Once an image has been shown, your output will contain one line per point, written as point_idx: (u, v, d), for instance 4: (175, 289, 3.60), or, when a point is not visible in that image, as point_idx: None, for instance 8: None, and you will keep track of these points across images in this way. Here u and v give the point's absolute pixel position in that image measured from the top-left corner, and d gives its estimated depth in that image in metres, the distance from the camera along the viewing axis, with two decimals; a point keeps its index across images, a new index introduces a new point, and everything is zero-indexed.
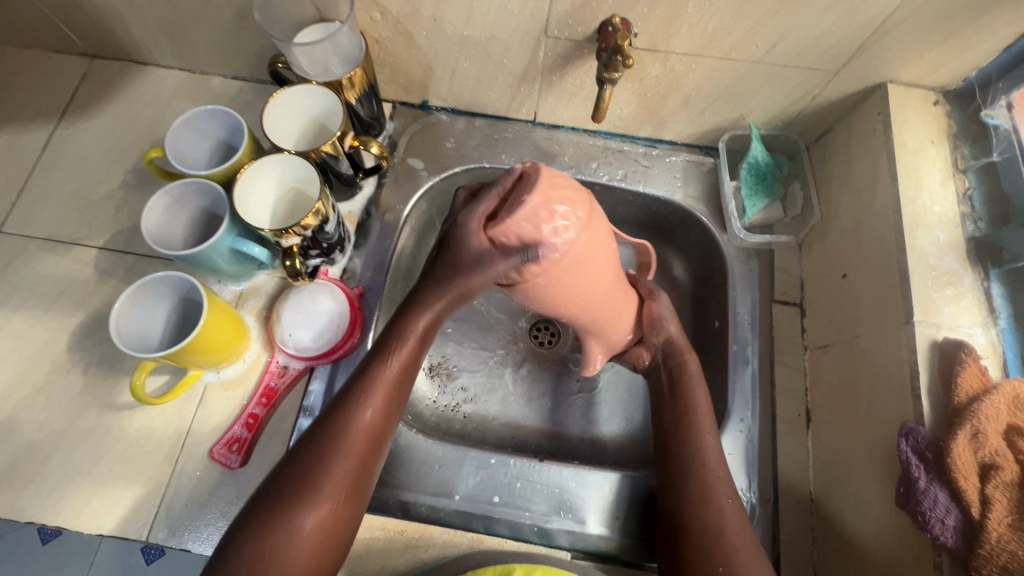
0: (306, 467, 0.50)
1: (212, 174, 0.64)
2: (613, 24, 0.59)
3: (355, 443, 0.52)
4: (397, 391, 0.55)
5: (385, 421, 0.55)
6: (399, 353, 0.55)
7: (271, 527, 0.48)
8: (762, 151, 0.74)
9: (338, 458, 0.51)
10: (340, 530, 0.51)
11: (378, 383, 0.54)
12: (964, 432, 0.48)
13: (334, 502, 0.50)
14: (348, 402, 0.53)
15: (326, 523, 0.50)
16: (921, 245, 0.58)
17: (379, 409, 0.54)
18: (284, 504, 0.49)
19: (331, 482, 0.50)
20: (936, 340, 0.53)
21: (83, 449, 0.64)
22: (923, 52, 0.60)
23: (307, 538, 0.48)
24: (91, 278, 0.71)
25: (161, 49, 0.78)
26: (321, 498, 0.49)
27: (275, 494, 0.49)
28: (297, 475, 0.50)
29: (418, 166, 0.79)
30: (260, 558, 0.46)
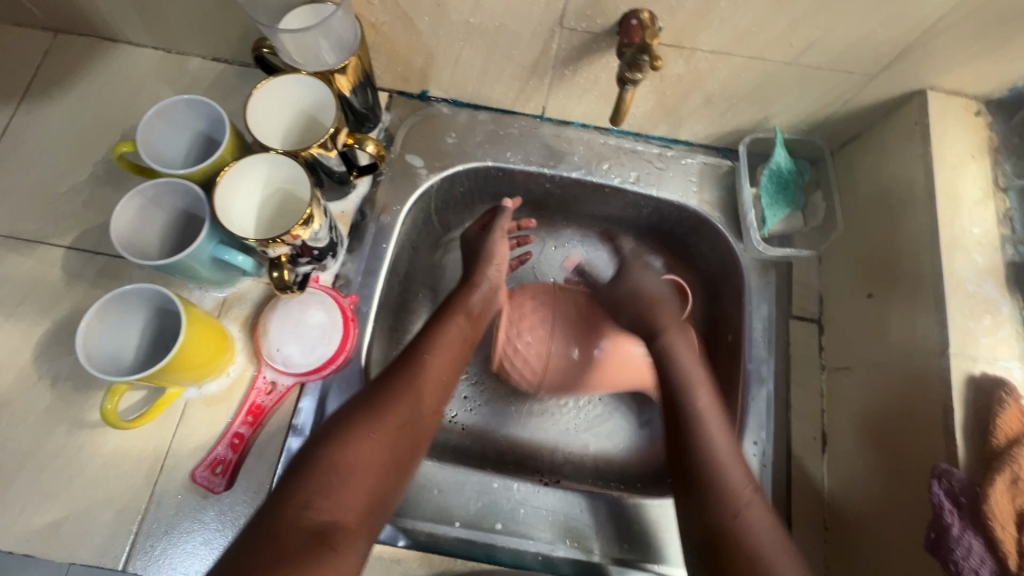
0: (374, 397, 0.55)
1: (190, 173, 0.58)
2: (641, 19, 0.54)
3: (420, 384, 0.57)
4: (459, 350, 0.62)
5: (448, 372, 0.60)
6: (455, 320, 0.63)
7: (332, 443, 0.51)
8: (785, 157, 0.69)
9: (404, 393, 0.56)
10: (400, 462, 0.53)
11: (442, 339, 0.62)
12: (1002, 478, 0.46)
13: (396, 431, 0.54)
14: (411, 355, 0.60)
15: (388, 449, 0.53)
16: (958, 270, 0.55)
17: (441, 358, 0.60)
18: (350, 425, 0.53)
19: (395, 412, 0.54)
20: (972, 375, 0.51)
21: (53, 470, 0.59)
22: (971, 58, 0.56)
23: (371, 460, 0.51)
24: (57, 281, 0.65)
25: (132, 25, 0.71)
26: (385, 424, 0.53)
27: (340, 418, 0.54)
28: (365, 403, 0.55)
29: (417, 163, 0.73)
30: (326, 477, 0.49)
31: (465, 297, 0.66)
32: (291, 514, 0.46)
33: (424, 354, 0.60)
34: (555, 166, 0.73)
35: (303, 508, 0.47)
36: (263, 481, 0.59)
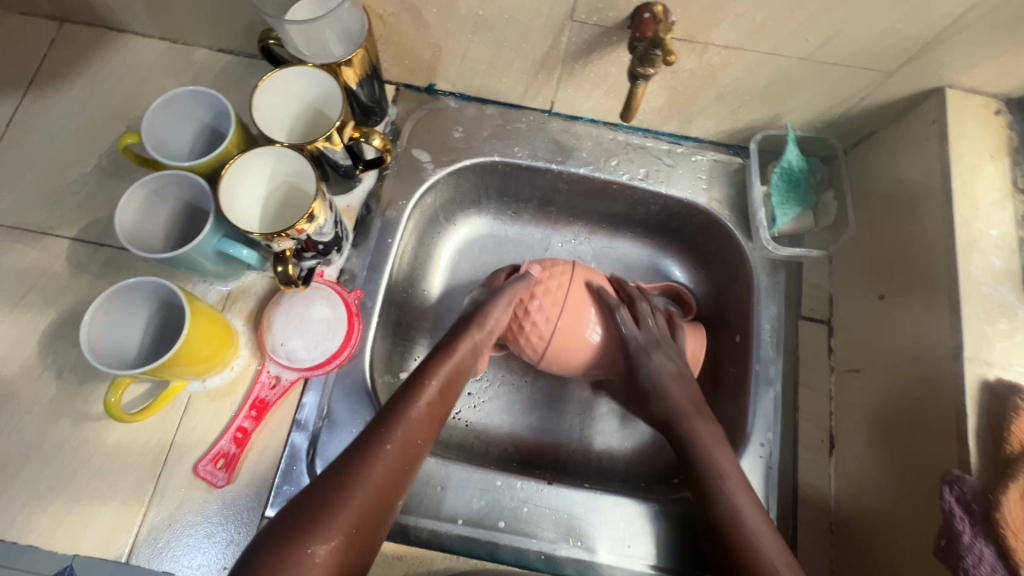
0: (322, 495, 0.49)
1: (195, 165, 0.57)
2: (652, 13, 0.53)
3: (377, 475, 0.51)
4: (421, 430, 0.55)
5: (410, 460, 0.53)
6: (427, 390, 0.56)
7: (273, 555, 0.45)
8: (797, 155, 0.68)
9: (356, 488, 0.50)
10: (349, 570, 0.48)
11: (404, 420, 0.54)
12: (1016, 486, 0.45)
13: (346, 534, 0.48)
14: (372, 436, 0.53)
15: (333, 560, 0.46)
16: (974, 273, 0.54)
17: (406, 442, 0.53)
18: (297, 531, 0.46)
19: (345, 515, 0.48)
20: (986, 380, 0.50)
21: (58, 462, 0.59)
22: (991, 56, 0.55)
23: (314, 574, 0.45)
24: (62, 272, 0.65)
25: (138, 14, 0.70)
26: (333, 529, 0.47)
27: (286, 522, 0.47)
28: (310, 503, 0.48)
29: (424, 158, 0.72)
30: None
31: (438, 363, 0.58)
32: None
33: (386, 440, 0.52)
34: (563, 162, 0.72)
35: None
36: (267, 475, 0.59)
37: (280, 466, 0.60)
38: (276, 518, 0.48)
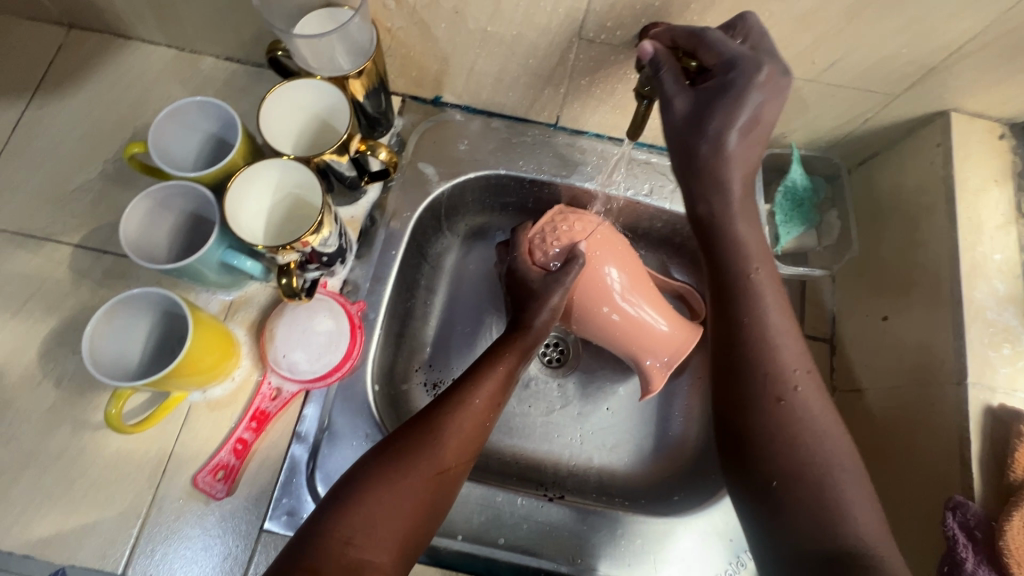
0: (417, 435, 0.51)
1: (200, 176, 0.57)
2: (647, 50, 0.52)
3: (466, 426, 0.53)
4: (501, 392, 0.57)
5: (491, 417, 0.56)
6: (508, 358, 0.59)
7: (374, 477, 0.49)
8: (801, 173, 0.68)
9: (445, 435, 0.52)
10: (436, 506, 0.50)
11: (488, 380, 0.57)
12: (1020, 515, 0.45)
13: (435, 475, 0.50)
14: (460, 390, 0.55)
15: (427, 494, 0.49)
16: (978, 297, 0.54)
17: (487, 402, 0.56)
18: (397, 459, 0.50)
19: (441, 454, 0.51)
20: (990, 406, 0.50)
21: (55, 471, 0.59)
22: (997, 81, 0.55)
23: (412, 500, 0.48)
24: (64, 280, 0.65)
25: (147, 22, 0.70)
26: (426, 466, 0.50)
27: (386, 449, 0.51)
28: (407, 442, 0.51)
29: (429, 171, 0.73)
30: (367, 514, 0.47)
31: (517, 339, 0.61)
32: (332, 550, 0.45)
33: (472, 395, 0.55)
34: (567, 176, 0.73)
35: (344, 544, 0.45)
36: (267, 487, 0.59)
37: (279, 480, 0.59)
38: (378, 447, 0.51)
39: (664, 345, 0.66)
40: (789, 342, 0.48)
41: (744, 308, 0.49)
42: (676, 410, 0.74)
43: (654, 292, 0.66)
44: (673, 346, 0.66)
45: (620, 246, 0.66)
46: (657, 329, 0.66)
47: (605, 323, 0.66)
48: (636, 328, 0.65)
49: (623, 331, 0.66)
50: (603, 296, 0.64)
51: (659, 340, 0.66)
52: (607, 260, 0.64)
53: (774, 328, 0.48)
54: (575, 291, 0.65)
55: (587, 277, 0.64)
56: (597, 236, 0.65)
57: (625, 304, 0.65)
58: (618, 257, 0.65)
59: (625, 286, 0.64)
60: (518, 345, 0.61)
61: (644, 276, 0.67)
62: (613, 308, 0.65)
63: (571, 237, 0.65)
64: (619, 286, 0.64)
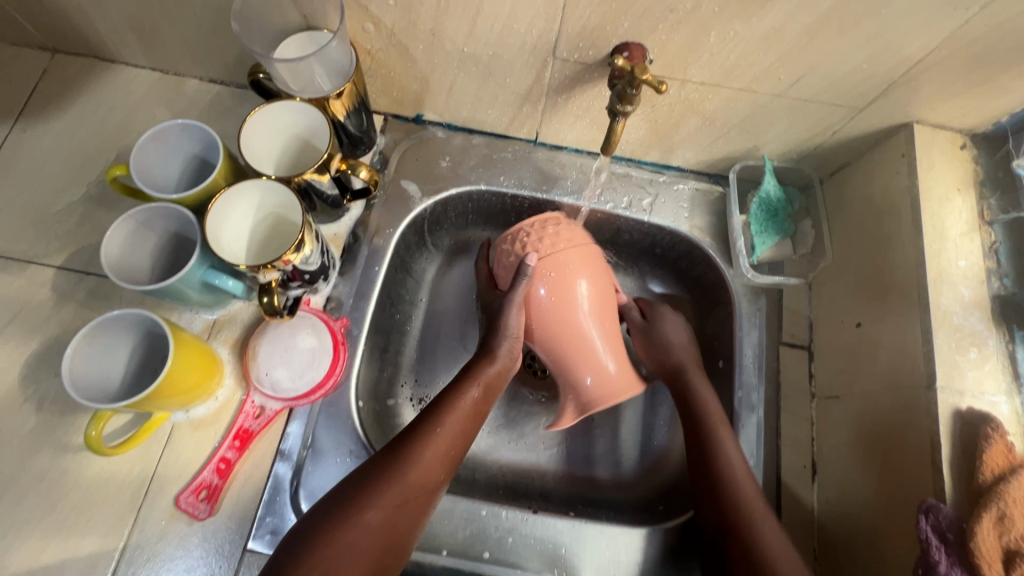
0: (378, 471, 0.53)
1: (183, 198, 0.58)
2: (618, 69, 0.52)
3: (429, 461, 0.54)
4: (469, 422, 0.58)
5: (456, 448, 0.56)
6: (472, 389, 0.59)
7: (332, 517, 0.50)
8: (774, 185, 0.70)
9: (406, 471, 0.53)
10: (400, 538, 0.52)
11: (453, 410, 0.57)
12: (989, 516, 0.46)
13: (396, 509, 0.52)
14: (423, 422, 0.56)
15: (387, 529, 0.51)
16: (945, 303, 0.55)
17: (450, 434, 0.56)
18: (354, 498, 0.51)
19: (394, 492, 0.52)
20: (959, 409, 0.52)
21: (36, 495, 0.58)
22: (954, 95, 0.57)
23: (370, 536, 0.50)
24: (46, 302, 0.65)
25: (132, 47, 0.71)
26: (386, 502, 0.51)
27: (344, 487, 0.52)
28: (367, 479, 0.52)
29: (411, 188, 0.74)
30: (326, 553, 0.48)
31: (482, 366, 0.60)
32: None
33: (435, 427, 0.56)
34: (548, 192, 0.74)
35: None
36: (250, 506, 0.59)
37: (262, 501, 0.59)
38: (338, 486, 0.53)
39: (605, 384, 0.61)
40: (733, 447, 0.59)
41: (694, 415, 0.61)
42: (661, 419, 0.75)
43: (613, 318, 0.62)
44: (609, 388, 0.61)
45: (598, 256, 0.62)
46: (608, 359, 0.61)
47: (562, 338, 0.60)
48: (587, 351, 0.60)
49: (569, 353, 0.61)
50: (560, 311, 0.59)
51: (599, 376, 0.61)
52: (584, 271, 0.60)
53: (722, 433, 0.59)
54: (541, 296, 0.59)
55: (558, 276, 0.59)
56: (583, 251, 0.60)
57: (585, 324, 0.60)
58: (592, 270, 0.60)
59: (592, 300, 0.60)
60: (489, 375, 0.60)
61: (612, 304, 0.63)
62: (574, 319, 0.59)
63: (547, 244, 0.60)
64: (586, 306, 0.59)
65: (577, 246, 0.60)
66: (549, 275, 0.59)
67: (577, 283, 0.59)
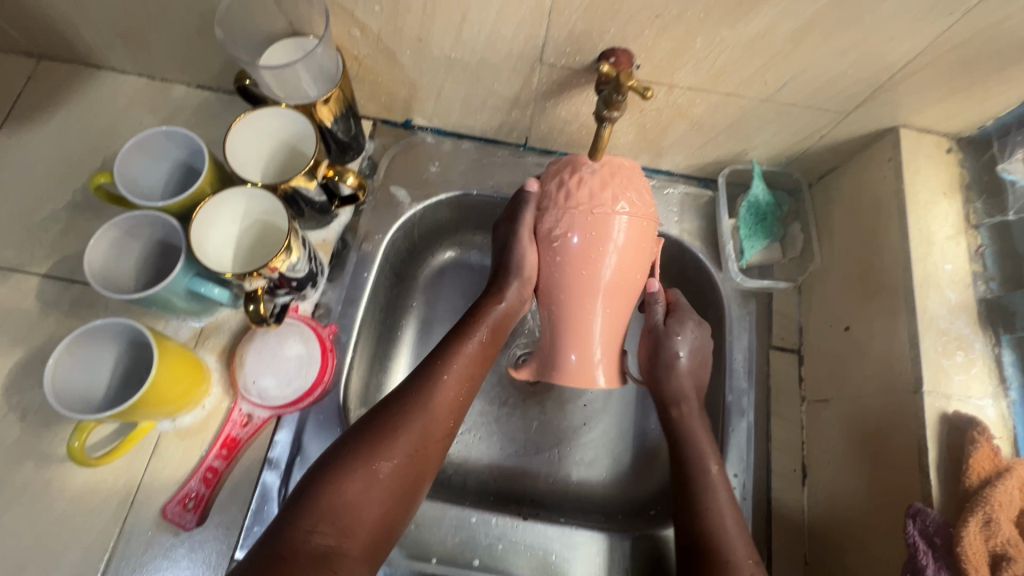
0: (387, 420, 0.53)
1: (168, 205, 0.58)
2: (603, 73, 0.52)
3: (438, 410, 0.55)
4: (476, 368, 0.59)
5: (464, 394, 0.58)
6: (478, 334, 0.60)
7: (339, 466, 0.50)
8: (763, 190, 0.71)
9: (416, 417, 0.54)
10: (410, 488, 0.53)
11: (459, 357, 0.58)
12: (976, 521, 0.46)
13: (406, 458, 0.52)
14: (429, 370, 0.57)
15: (396, 477, 0.52)
16: (932, 307, 0.55)
17: (457, 383, 0.57)
18: (363, 448, 0.51)
19: (404, 441, 0.53)
20: (946, 413, 0.52)
21: (19, 507, 0.57)
22: (939, 99, 0.58)
23: (380, 484, 0.51)
24: (30, 310, 0.64)
25: (117, 53, 0.71)
26: (397, 450, 0.52)
27: (351, 439, 0.53)
28: (375, 428, 0.53)
29: (401, 194, 0.73)
30: (336, 505, 0.49)
31: (490, 308, 0.61)
32: (296, 537, 0.46)
33: (442, 372, 0.57)
34: None
35: (308, 532, 0.47)
36: (238, 516, 0.59)
37: (249, 511, 0.59)
38: (344, 437, 0.53)
39: (584, 358, 0.57)
40: (723, 493, 0.57)
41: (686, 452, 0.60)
42: (652, 423, 0.75)
43: (630, 290, 0.55)
44: (588, 357, 0.57)
45: (645, 223, 0.53)
46: (598, 330, 0.56)
47: (567, 296, 0.55)
48: (586, 315, 0.55)
49: (563, 311, 0.56)
50: (573, 261, 0.54)
51: (583, 344, 0.57)
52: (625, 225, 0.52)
53: (714, 475, 0.58)
54: (571, 248, 0.53)
55: (590, 216, 0.52)
56: (629, 208, 0.52)
57: (596, 294, 0.55)
58: (631, 232, 0.53)
59: (617, 260, 0.53)
60: (495, 315, 0.61)
61: (632, 294, 0.56)
62: (587, 271, 0.53)
63: (585, 190, 0.53)
64: (607, 278, 0.54)
65: (626, 195, 0.52)
66: (580, 213, 0.52)
67: (608, 236, 0.52)
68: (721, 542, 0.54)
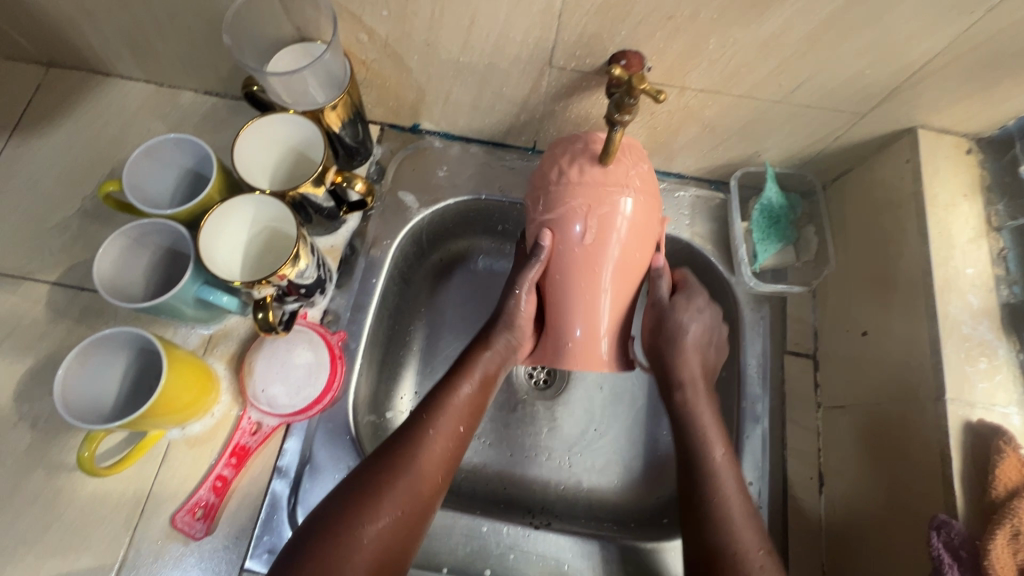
0: (372, 480, 0.52)
1: (177, 213, 0.58)
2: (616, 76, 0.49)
3: (426, 466, 0.53)
4: (465, 420, 0.58)
5: (453, 447, 0.56)
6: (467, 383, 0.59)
7: (323, 532, 0.48)
8: (776, 192, 0.69)
9: (402, 477, 0.52)
10: (399, 552, 0.50)
11: (447, 408, 0.57)
12: (1003, 533, 0.45)
13: (394, 520, 0.50)
14: (416, 424, 0.55)
15: (383, 541, 0.49)
16: (953, 312, 0.54)
17: (447, 434, 0.56)
18: (348, 513, 0.49)
19: (391, 500, 0.51)
20: (969, 421, 0.50)
21: (29, 516, 0.57)
22: (959, 99, 0.56)
23: (366, 552, 0.48)
24: (40, 318, 0.64)
25: (126, 60, 0.71)
26: (382, 513, 0.50)
27: (332, 504, 0.51)
28: (359, 490, 0.51)
29: (409, 199, 0.73)
30: (319, 575, 0.46)
31: (478, 359, 0.60)
32: None
33: (429, 427, 0.55)
34: None
35: None
36: (247, 525, 0.58)
37: (259, 520, 0.58)
38: (326, 503, 0.51)
39: (592, 335, 0.58)
40: (730, 478, 0.56)
41: (691, 438, 0.58)
42: (664, 429, 0.74)
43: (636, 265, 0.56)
44: (592, 329, 0.57)
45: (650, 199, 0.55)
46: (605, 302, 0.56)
47: (575, 276, 0.55)
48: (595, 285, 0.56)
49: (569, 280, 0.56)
50: (584, 230, 0.54)
51: (586, 317, 0.57)
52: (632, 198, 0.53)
53: (719, 460, 0.56)
54: (575, 234, 0.54)
55: (601, 189, 0.53)
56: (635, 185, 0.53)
57: (605, 271, 0.55)
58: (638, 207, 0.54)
59: (624, 231, 0.54)
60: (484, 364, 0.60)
61: (639, 270, 0.57)
62: (596, 240, 0.54)
63: (590, 167, 0.53)
64: (615, 254, 0.54)
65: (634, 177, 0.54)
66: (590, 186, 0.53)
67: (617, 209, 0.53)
68: (731, 532, 0.52)
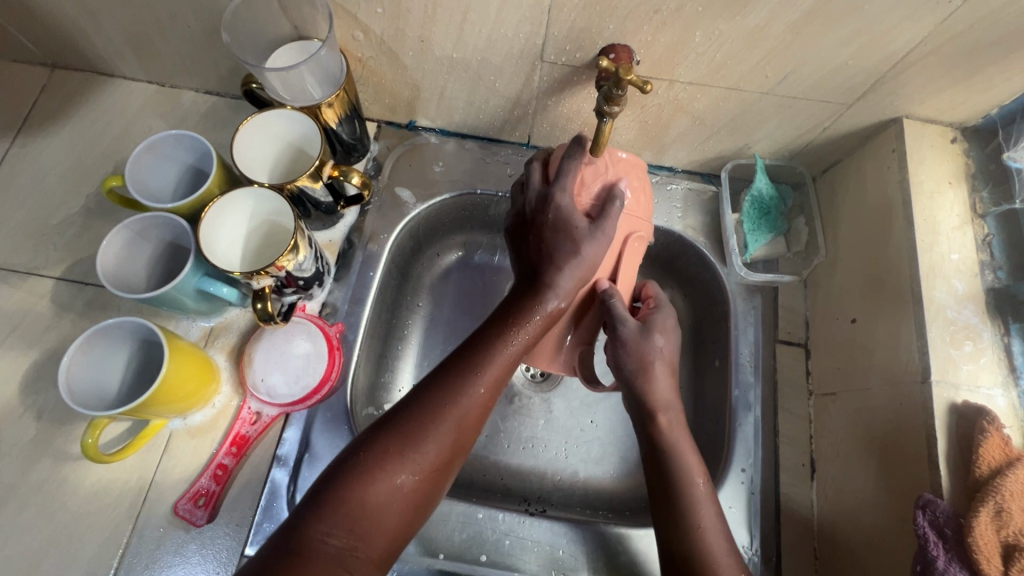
0: (412, 424, 0.49)
1: (178, 207, 0.59)
2: (603, 69, 0.50)
3: (463, 416, 0.51)
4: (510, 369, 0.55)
5: (494, 398, 0.54)
6: (521, 332, 0.55)
7: (360, 469, 0.47)
8: (766, 183, 0.71)
9: (442, 426, 0.50)
10: (428, 502, 0.50)
11: (495, 357, 0.53)
12: (987, 510, 0.46)
13: (428, 471, 0.49)
14: (462, 372, 0.52)
15: (417, 490, 0.49)
16: (938, 297, 0.55)
17: (494, 382, 0.53)
18: (385, 455, 0.48)
19: (431, 453, 0.49)
20: (955, 403, 0.51)
21: (34, 505, 0.59)
22: (942, 89, 0.57)
23: (398, 497, 0.47)
24: (46, 312, 0.65)
25: (128, 61, 0.72)
26: (421, 463, 0.49)
27: (372, 444, 0.49)
28: (399, 435, 0.49)
29: (405, 195, 0.74)
30: (351, 509, 0.45)
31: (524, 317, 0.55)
32: (311, 542, 0.44)
33: (477, 378, 0.52)
34: None
35: (324, 537, 0.44)
36: (247, 513, 0.59)
37: (258, 508, 0.59)
38: (364, 439, 0.49)
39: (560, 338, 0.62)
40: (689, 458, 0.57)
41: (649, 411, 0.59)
42: None
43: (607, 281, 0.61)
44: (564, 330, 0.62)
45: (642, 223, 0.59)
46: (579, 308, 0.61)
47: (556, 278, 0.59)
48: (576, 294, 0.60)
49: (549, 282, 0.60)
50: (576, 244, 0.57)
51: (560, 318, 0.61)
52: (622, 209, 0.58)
53: (700, 491, 0.55)
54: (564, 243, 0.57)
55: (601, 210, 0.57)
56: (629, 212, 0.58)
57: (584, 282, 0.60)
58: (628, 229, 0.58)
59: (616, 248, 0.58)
60: (535, 319, 0.56)
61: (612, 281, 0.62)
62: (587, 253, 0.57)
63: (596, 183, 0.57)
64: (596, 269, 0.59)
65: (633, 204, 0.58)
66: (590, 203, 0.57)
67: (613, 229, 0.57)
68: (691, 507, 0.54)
